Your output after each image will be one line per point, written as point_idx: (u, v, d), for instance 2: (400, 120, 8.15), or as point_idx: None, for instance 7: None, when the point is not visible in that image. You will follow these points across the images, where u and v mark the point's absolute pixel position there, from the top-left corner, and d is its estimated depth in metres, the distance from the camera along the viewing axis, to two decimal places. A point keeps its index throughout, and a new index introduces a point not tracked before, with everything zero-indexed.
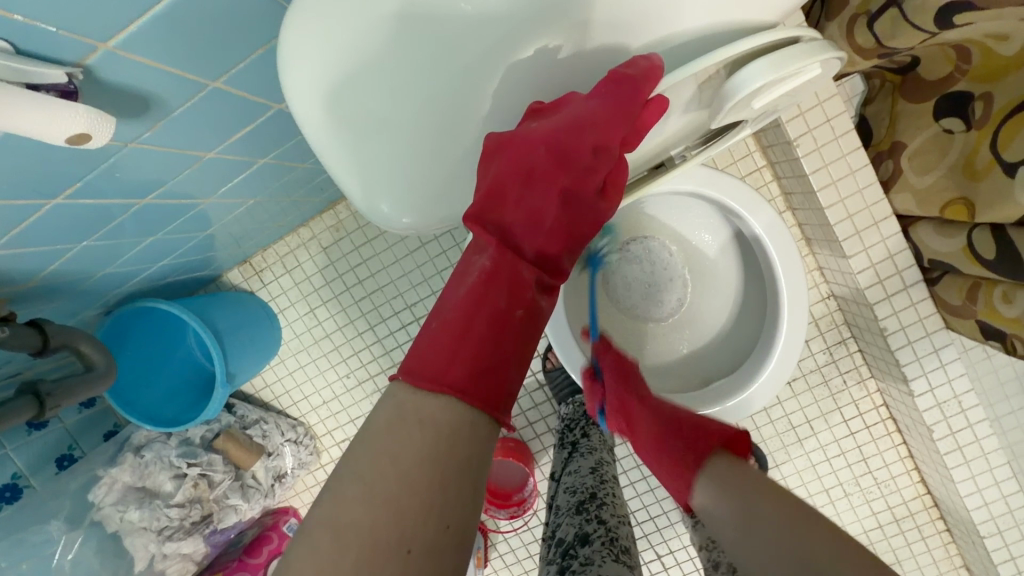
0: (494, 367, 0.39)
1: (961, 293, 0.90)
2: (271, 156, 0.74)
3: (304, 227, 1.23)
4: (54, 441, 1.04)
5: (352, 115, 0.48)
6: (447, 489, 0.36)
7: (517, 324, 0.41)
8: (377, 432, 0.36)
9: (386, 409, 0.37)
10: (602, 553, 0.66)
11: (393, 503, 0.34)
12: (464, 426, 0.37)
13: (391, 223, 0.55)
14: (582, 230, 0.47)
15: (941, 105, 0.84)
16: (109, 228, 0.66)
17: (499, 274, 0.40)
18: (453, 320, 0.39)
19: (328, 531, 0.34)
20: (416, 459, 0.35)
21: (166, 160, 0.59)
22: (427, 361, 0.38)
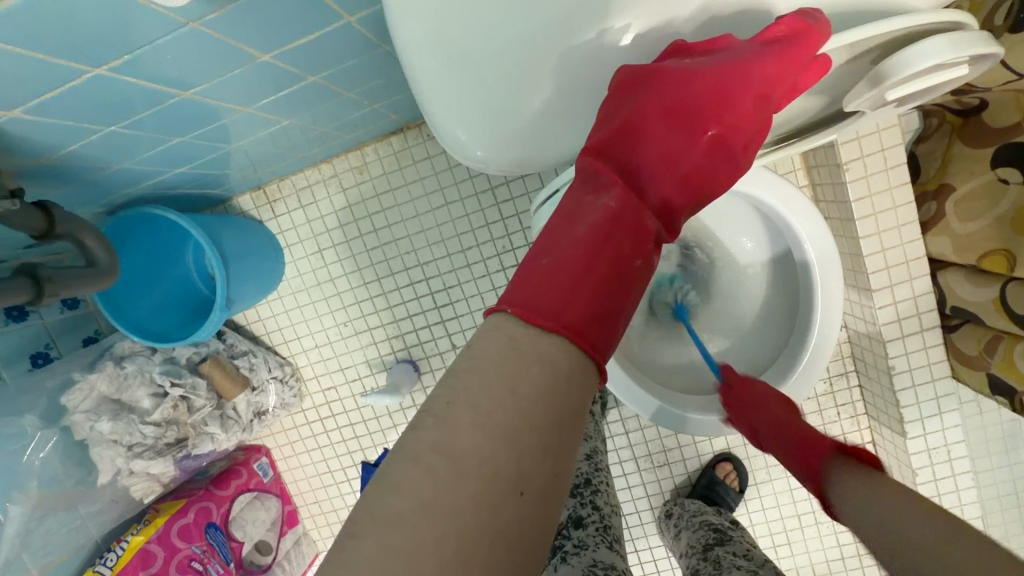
0: (609, 317, 0.35)
1: (978, 345, 0.90)
2: (323, 75, 0.70)
3: (326, 163, 1.18)
4: (32, 337, 0.98)
5: (446, 32, 0.45)
6: (562, 432, 0.31)
7: (637, 274, 0.37)
8: (487, 355, 0.31)
9: (497, 336, 0.32)
10: (594, 539, 0.73)
11: (513, 434, 0.29)
12: (581, 366, 0.33)
13: (464, 152, 0.54)
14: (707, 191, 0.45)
15: (1000, 154, 0.81)
16: (139, 115, 0.62)
17: (623, 216, 0.38)
18: (572, 258, 0.36)
19: (437, 457, 0.28)
20: (536, 394, 0.30)
21: (221, 50, 0.54)
22: (535, 297, 0.34)
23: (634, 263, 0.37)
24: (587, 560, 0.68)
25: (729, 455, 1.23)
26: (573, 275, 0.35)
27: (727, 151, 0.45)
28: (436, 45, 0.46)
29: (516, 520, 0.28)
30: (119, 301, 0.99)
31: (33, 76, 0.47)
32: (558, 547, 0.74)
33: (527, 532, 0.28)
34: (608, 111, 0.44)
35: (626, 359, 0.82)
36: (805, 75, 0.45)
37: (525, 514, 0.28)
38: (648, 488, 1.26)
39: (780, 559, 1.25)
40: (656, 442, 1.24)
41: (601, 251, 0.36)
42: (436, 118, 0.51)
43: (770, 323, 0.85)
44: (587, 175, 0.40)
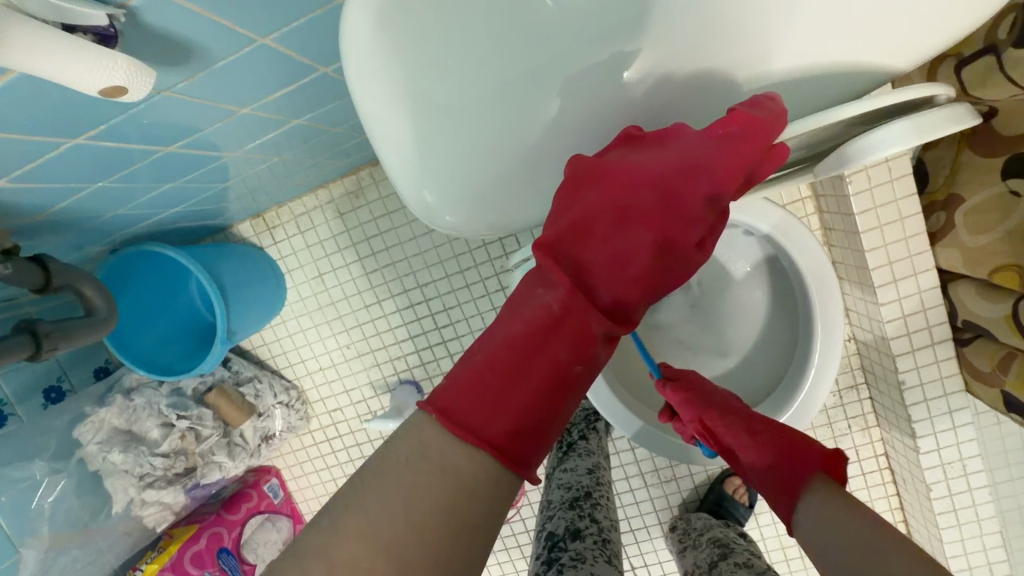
0: (535, 432, 0.34)
1: (992, 360, 0.87)
2: (306, 118, 0.69)
3: (323, 189, 1.18)
4: (44, 372, 1.00)
5: (415, 100, 0.45)
6: (455, 544, 0.32)
7: (573, 383, 0.36)
8: (396, 462, 0.32)
9: (409, 442, 0.33)
10: (593, 553, 0.73)
11: (396, 550, 0.30)
12: (490, 482, 0.33)
13: (433, 220, 0.52)
14: (669, 285, 0.41)
15: (1010, 165, 0.78)
16: (126, 171, 0.62)
17: (564, 322, 0.35)
18: (506, 364, 0.34)
19: (320, 563, 0.30)
20: (430, 504, 0.31)
21: (201, 111, 0.54)
22: (465, 405, 0.34)
23: (572, 373, 0.35)
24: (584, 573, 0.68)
25: (736, 469, 1.21)
26: (500, 386, 0.34)
27: (693, 240, 0.41)
28: (407, 105, 0.45)
29: None
30: (125, 335, 1.00)
31: (12, 154, 0.47)
32: (555, 560, 0.74)
33: None
34: (567, 196, 0.41)
35: (617, 383, 0.82)
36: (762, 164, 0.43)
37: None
38: (655, 503, 1.25)
39: (793, 572, 1.24)
40: (662, 458, 1.23)
41: (535, 359, 0.34)
42: (402, 180, 0.49)
43: (771, 345, 0.84)
44: (537, 263, 0.37)
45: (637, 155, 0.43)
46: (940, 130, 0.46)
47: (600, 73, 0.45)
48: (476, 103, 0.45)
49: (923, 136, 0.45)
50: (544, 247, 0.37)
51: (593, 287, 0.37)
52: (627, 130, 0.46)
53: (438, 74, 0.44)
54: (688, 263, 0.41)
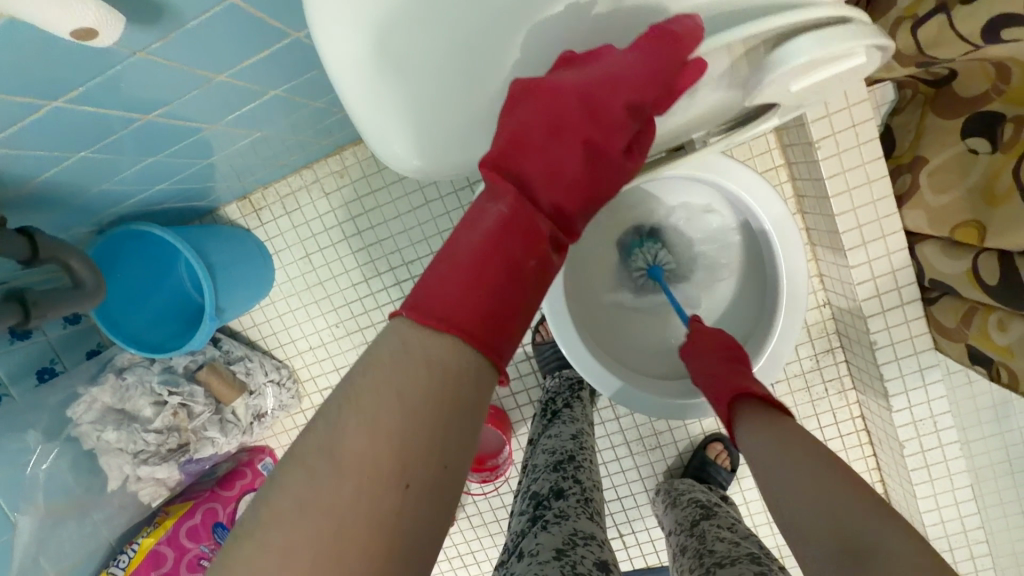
0: (498, 328, 0.37)
1: (956, 317, 0.90)
2: (283, 88, 0.71)
3: (307, 169, 1.20)
4: (38, 353, 1.02)
5: (377, 55, 0.47)
6: (449, 428, 0.35)
7: (533, 282, 0.38)
8: (384, 354, 0.35)
9: (390, 343, 0.35)
10: (575, 510, 0.76)
11: (395, 436, 0.33)
12: (472, 369, 0.35)
13: (402, 165, 0.55)
14: (602, 191, 0.46)
15: (970, 125, 0.81)
16: (108, 140, 0.64)
17: (515, 225, 0.38)
18: (461, 269, 0.37)
19: (325, 457, 0.33)
20: (420, 395, 0.34)
21: (177, 76, 0.56)
22: (426, 315, 0.35)
23: (528, 271, 0.38)
24: (568, 529, 0.71)
25: (719, 435, 1.25)
26: (460, 287, 0.36)
27: (619, 149, 0.46)
28: (375, 56, 0.47)
29: (395, 509, 0.32)
30: (114, 316, 1.02)
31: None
32: (539, 517, 0.76)
33: (407, 518, 0.33)
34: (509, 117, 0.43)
35: (596, 345, 0.84)
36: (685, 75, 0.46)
37: (403, 506, 0.33)
38: (641, 471, 1.28)
39: (775, 534, 1.27)
40: (647, 427, 1.26)
41: (492, 261, 0.37)
42: (371, 132, 0.52)
43: (742, 305, 0.87)
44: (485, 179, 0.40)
45: (570, 73, 0.44)
46: (847, 45, 0.45)
47: (555, 26, 0.47)
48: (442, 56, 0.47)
49: (828, 50, 0.45)
50: (490, 164, 0.40)
51: (537, 194, 0.40)
52: (561, 54, 0.47)
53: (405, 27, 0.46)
54: (618, 168, 0.46)
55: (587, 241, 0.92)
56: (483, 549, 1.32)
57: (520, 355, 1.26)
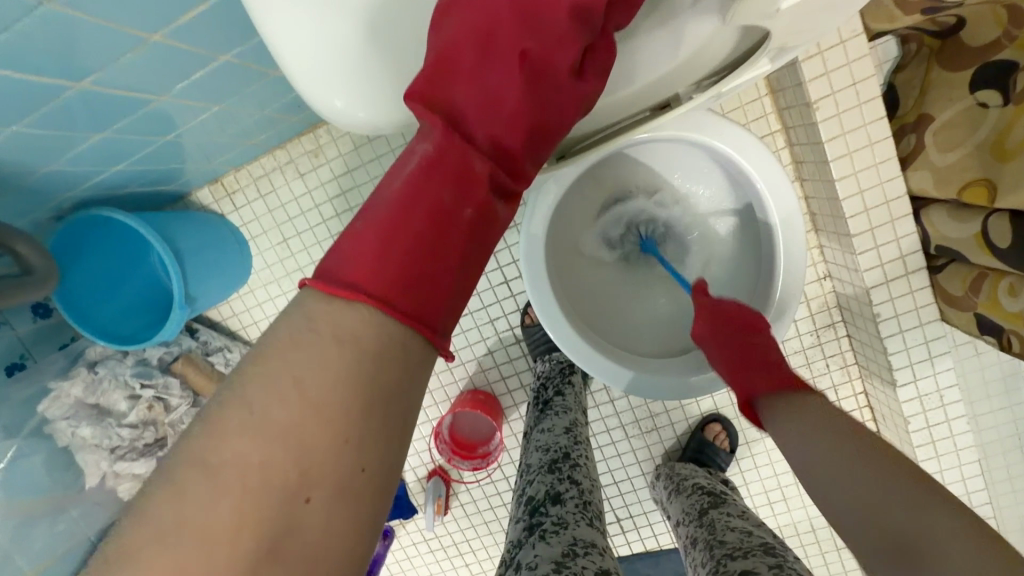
0: (427, 274, 0.36)
1: (963, 284, 0.86)
2: (233, 52, 0.66)
3: (281, 149, 1.14)
4: (6, 348, 0.96)
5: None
6: (360, 429, 0.33)
7: (463, 224, 0.38)
8: (283, 351, 0.33)
9: (291, 322, 0.34)
10: (574, 516, 0.72)
11: (294, 438, 0.31)
12: (387, 350, 0.34)
13: (346, 122, 0.53)
14: (548, 118, 0.44)
15: (978, 77, 0.76)
16: (41, 111, 0.59)
17: (441, 159, 0.38)
18: (388, 211, 0.37)
19: (209, 465, 0.31)
20: (323, 389, 0.32)
21: (101, 32, 0.51)
22: (350, 257, 0.35)
23: (456, 212, 0.37)
24: (566, 539, 0.66)
25: (717, 415, 1.21)
26: (387, 222, 0.36)
27: (563, 68, 0.43)
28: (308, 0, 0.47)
29: (295, 521, 0.31)
30: (82, 307, 0.98)
31: None
32: (536, 525, 0.72)
33: (311, 530, 0.31)
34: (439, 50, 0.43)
35: (583, 326, 0.80)
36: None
37: (317, 516, 0.31)
38: (637, 454, 1.24)
39: (777, 515, 1.24)
40: (642, 408, 1.22)
41: (417, 196, 0.37)
42: (311, 87, 0.51)
43: (736, 277, 0.82)
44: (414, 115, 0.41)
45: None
46: None
47: None
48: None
49: None
50: (417, 98, 0.40)
51: (468, 129, 0.40)
52: None
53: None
54: (563, 92, 0.44)
55: (574, 213, 0.86)
56: (479, 538, 1.29)
57: (510, 339, 1.21)
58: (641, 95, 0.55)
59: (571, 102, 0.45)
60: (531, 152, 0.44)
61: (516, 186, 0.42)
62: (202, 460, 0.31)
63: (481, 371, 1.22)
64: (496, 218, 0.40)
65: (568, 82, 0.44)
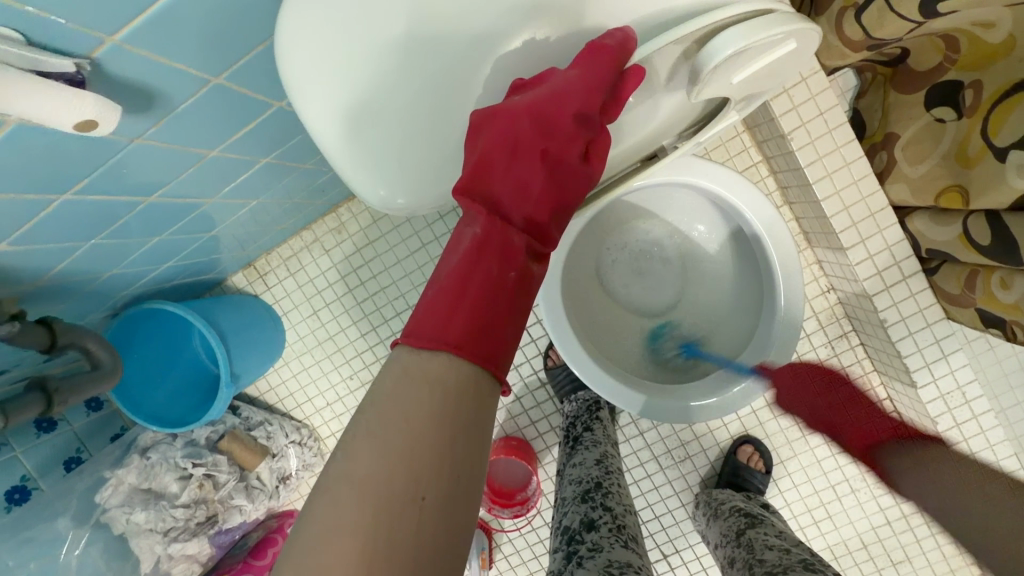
0: (487, 330, 0.43)
1: (959, 282, 0.90)
2: (273, 155, 0.77)
3: (307, 231, 1.25)
4: (64, 443, 1.04)
5: (355, 102, 0.51)
6: (457, 444, 0.40)
7: (511, 287, 0.45)
8: (388, 391, 0.40)
9: (392, 369, 0.41)
10: (608, 541, 0.76)
11: (409, 453, 0.39)
12: (468, 382, 0.41)
13: (386, 205, 0.58)
14: (564, 197, 0.51)
15: (933, 96, 0.84)
16: (115, 226, 0.68)
17: (489, 240, 0.45)
18: (450, 285, 0.44)
19: (343, 485, 0.38)
20: (424, 415, 0.39)
21: (174, 156, 0.62)
22: (427, 325, 0.43)
23: (504, 279, 0.45)
24: (602, 561, 0.70)
25: (748, 437, 1.22)
26: (448, 300, 0.43)
27: (575, 158, 0.51)
28: (344, 102, 0.51)
29: (416, 522, 0.38)
30: (132, 395, 1.05)
31: (11, 215, 0.53)
32: (573, 553, 0.77)
33: (428, 530, 0.38)
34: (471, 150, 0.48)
35: (605, 360, 0.86)
36: (622, 87, 0.49)
37: (427, 516, 0.38)
38: (675, 485, 1.25)
39: (825, 535, 1.22)
40: (673, 438, 1.24)
41: (470, 276, 0.44)
42: (357, 179, 0.55)
43: (742, 302, 0.88)
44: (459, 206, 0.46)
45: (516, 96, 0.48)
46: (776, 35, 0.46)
47: (515, 56, 0.51)
48: (411, 104, 0.50)
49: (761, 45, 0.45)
50: (462, 192, 0.46)
51: (506, 212, 0.47)
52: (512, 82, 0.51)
53: (386, 80, 0.49)
54: (577, 175, 0.52)
55: (582, 252, 0.92)
56: None
57: (535, 383, 1.25)
58: (630, 152, 0.63)
59: (581, 170, 0.52)
60: (556, 225, 0.51)
61: (547, 257, 0.50)
62: (333, 486, 0.39)
63: (511, 418, 1.26)
64: (536, 284, 0.48)
65: (578, 169, 0.52)
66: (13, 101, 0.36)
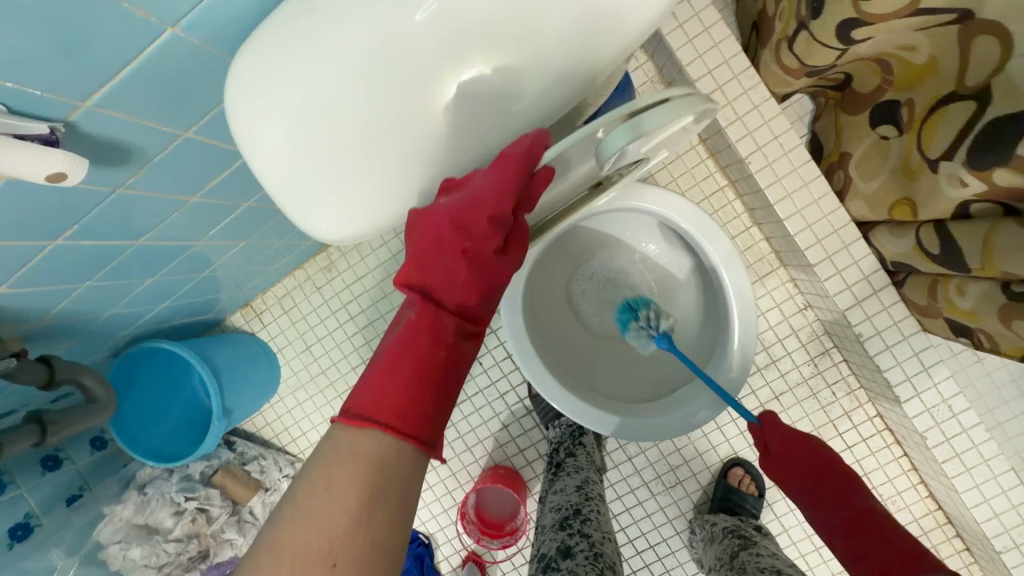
0: (415, 403, 0.53)
1: (924, 292, 0.91)
2: (253, 199, 0.84)
3: (299, 270, 1.31)
4: (66, 482, 1.06)
5: (296, 131, 0.51)
6: (370, 512, 0.49)
7: (439, 363, 0.55)
8: (319, 465, 0.50)
9: (325, 445, 0.51)
10: (584, 568, 0.77)
11: (327, 521, 0.48)
12: (388, 453, 0.51)
13: (329, 237, 0.57)
14: (493, 281, 0.59)
15: (876, 115, 0.88)
16: (110, 267, 0.75)
17: (421, 324, 0.55)
18: (386, 365, 0.54)
19: (270, 548, 0.47)
20: (344, 486, 0.49)
21: (156, 204, 0.69)
22: (366, 397, 0.53)
23: (432, 358, 0.54)
24: None
25: (738, 459, 1.20)
26: (384, 377, 0.53)
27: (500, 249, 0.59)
28: (286, 133, 0.51)
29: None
30: (133, 432, 1.11)
31: (9, 261, 0.60)
32: None
33: None
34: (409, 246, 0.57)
35: (571, 381, 0.88)
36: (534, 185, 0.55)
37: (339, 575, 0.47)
38: (668, 512, 1.23)
39: (829, 563, 1.18)
40: (662, 463, 1.23)
41: (403, 357, 0.54)
42: (299, 213, 0.55)
43: (704, 322, 0.92)
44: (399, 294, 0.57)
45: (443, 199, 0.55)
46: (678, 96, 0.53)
47: None
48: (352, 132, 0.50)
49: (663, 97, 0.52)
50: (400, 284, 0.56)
51: (437, 299, 0.56)
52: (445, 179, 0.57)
53: (327, 109, 0.49)
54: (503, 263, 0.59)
55: (546, 278, 0.96)
56: None
57: (521, 411, 1.27)
58: (573, 185, 0.68)
59: (507, 258, 0.60)
60: (487, 304, 0.60)
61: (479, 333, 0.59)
62: (263, 549, 0.48)
63: (498, 447, 1.27)
64: (464, 358, 0.57)
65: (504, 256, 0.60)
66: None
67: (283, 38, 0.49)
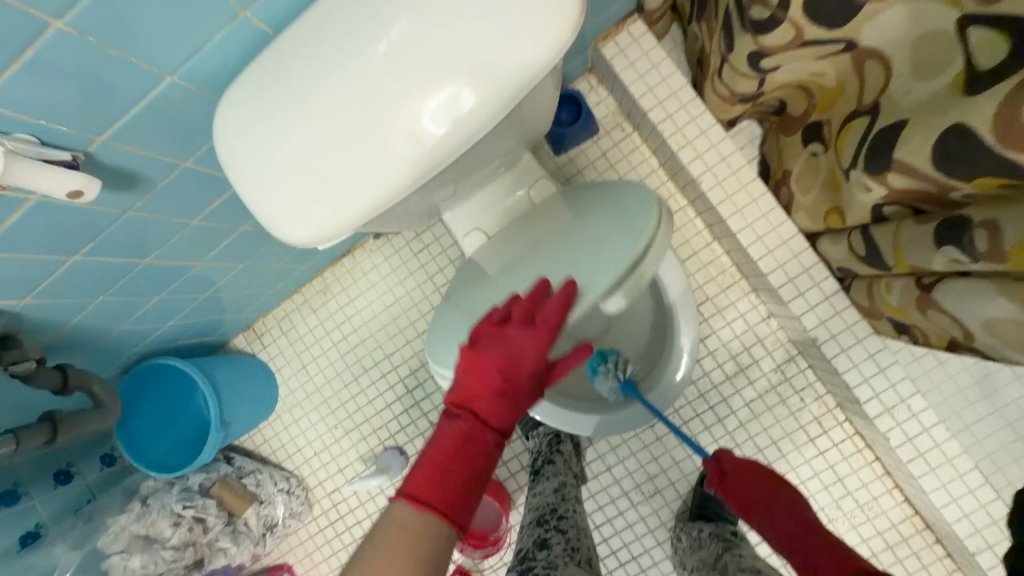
0: (459, 500, 0.61)
1: (865, 294, 0.97)
2: (249, 224, 0.96)
3: (297, 294, 1.42)
4: (76, 495, 1.15)
5: (271, 151, 0.61)
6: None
7: (480, 466, 0.64)
8: (378, 536, 0.58)
9: (385, 520, 0.59)
10: (562, 559, 0.81)
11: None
12: (435, 530, 0.59)
13: (298, 241, 0.65)
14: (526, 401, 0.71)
15: (805, 135, 0.97)
16: (120, 283, 0.86)
17: (469, 432, 0.65)
18: (438, 461, 0.62)
19: None
20: (399, 555, 0.56)
21: (161, 226, 0.80)
22: (418, 487, 0.61)
23: (475, 461, 0.64)
24: None
25: None
26: (436, 470, 0.62)
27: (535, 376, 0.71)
28: (263, 154, 0.62)
29: None
30: (139, 444, 1.20)
31: (35, 272, 0.71)
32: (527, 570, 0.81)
33: None
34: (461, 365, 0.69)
35: None
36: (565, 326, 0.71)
37: None
38: (649, 522, 1.26)
39: None
40: (641, 473, 1.27)
41: (453, 457, 0.63)
42: (272, 220, 0.63)
43: (651, 331, 1.03)
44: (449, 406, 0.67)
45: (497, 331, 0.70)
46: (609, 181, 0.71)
47: None
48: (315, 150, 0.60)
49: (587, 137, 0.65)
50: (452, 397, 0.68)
51: (482, 412, 0.67)
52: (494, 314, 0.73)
53: (296, 132, 0.60)
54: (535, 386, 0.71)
55: None
56: None
57: None
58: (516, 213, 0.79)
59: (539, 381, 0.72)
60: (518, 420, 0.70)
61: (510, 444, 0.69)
62: None
63: None
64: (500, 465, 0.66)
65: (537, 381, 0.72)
66: (29, 177, 0.53)
67: (263, 79, 0.61)
